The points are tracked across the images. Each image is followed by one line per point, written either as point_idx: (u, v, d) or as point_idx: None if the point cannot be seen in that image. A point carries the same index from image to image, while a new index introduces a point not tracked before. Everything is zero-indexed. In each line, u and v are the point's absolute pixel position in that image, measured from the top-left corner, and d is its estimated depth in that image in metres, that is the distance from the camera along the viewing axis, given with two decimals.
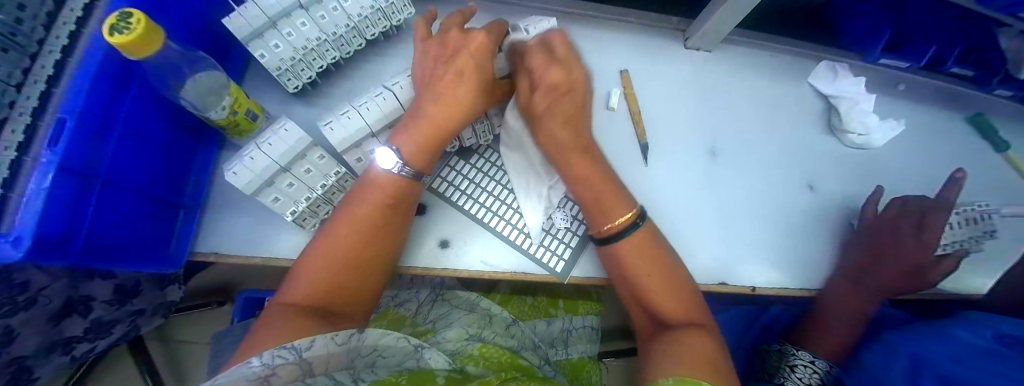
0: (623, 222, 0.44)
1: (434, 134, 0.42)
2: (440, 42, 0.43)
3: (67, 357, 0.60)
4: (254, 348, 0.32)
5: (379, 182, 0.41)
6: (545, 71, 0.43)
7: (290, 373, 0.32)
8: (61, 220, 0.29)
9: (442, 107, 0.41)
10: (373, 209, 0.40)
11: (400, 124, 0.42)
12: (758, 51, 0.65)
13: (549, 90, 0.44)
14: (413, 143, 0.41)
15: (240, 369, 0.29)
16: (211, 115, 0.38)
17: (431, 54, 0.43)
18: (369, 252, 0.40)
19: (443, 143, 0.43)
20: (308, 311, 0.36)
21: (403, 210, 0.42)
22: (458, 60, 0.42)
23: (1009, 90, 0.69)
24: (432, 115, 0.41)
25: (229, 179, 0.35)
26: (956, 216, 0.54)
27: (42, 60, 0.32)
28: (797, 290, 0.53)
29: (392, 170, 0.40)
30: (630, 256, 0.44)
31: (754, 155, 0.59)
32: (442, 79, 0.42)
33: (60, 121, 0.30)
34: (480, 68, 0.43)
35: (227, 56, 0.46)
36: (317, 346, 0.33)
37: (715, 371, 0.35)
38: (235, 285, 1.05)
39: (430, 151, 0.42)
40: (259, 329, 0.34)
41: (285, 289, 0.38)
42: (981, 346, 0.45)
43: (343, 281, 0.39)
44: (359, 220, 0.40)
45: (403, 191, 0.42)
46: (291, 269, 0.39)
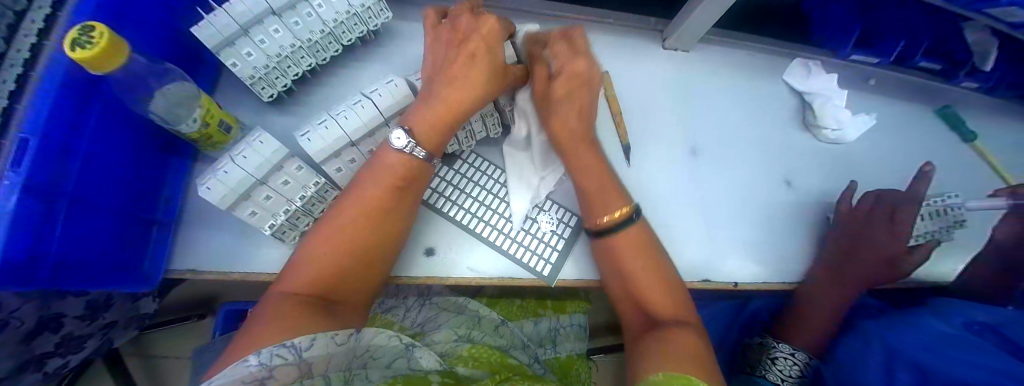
0: (618, 218, 0.45)
1: (446, 116, 0.42)
2: (451, 27, 0.45)
3: (38, 373, 0.57)
4: (245, 348, 0.31)
5: (389, 163, 0.41)
6: (568, 62, 0.47)
7: (290, 374, 0.29)
8: (22, 243, 0.28)
9: (454, 90, 0.42)
10: (374, 198, 0.40)
11: (416, 105, 0.42)
12: (737, 50, 0.66)
13: (571, 78, 0.47)
14: (424, 123, 0.41)
15: (239, 368, 0.28)
16: (182, 128, 0.37)
17: (443, 40, 0.44)
18: (376, 235, 0.40)
19: (455, 125, 0.43)
20: (305, 306, 0.35)
21: (412, 192, 0.42)
22: (470, 43, 0.43)
23: (975, 82, 0.71)
24: (449, 97, 0.42)
25: (201, 194, 0.34)
26: (926, 207, 0.56)
27: (5, 74, 0.32)
28: (776, 284, 0.54)
29: (403, 150, 0.40)
30: (626, 248, 0.44)
31: (733, 151, 0.60)
32: (454, 63, 0.43)
33: (23, 142, 0.29)
34: (493, 53, 0.43)
35: (201, 62, 0.45)
36: (317, 346, 0.33)
37: (700, 362, 0.36)
38: (217, 297, 1.03)
39: (441, 132, 0.42)
40: (251, 328, 0.33)
41: (286, 277, 0.37)
42: (949, 333, 0.48)
43: (348, 266, 0.39)
44: (368, 203, 0.40)
45: (413, 172, 0.42)
46: (292, 257, 0.39)
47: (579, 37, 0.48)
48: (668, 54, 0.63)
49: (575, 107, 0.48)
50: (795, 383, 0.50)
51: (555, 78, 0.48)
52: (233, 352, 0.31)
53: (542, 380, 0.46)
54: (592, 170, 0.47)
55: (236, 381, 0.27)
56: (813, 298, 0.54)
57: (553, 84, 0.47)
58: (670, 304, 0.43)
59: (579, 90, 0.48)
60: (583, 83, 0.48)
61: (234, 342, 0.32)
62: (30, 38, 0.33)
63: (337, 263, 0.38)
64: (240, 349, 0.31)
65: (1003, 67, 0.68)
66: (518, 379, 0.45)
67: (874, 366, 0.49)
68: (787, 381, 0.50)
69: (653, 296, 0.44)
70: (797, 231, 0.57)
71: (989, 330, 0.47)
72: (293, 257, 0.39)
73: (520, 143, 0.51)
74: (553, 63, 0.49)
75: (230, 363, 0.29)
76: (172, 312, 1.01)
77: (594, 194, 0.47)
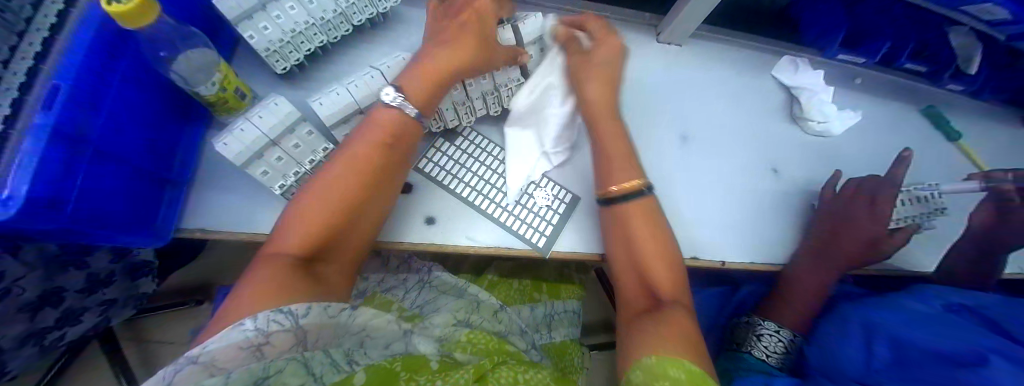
0: (629, 187, 0.47)
1: (435, 76, 0.45)
2: (446, 7, 0.50)
3: (37, 347, 0.60)
4: (238, 313, 0.32)
5: (379, 123, 0.43)
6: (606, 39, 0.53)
7: (285, 341, 0.32)
8: (53, 181, 0.30)
9: (449, 55, 0.46)
10: (362, 159, 0.41)
11: (407, 67, 0.46)
12: (727, 46, 0.69)
13: (611, 49, 0.53)
14: (415, 82, 0.44)
15: (236, 332, 0.30)
16: (200, 90, 0.39)
17: (436, 17, 0.50)
18: (363, 195, 0.41)
19: (443, 87, 0.46)
20: (294, 268, 0.36)
21: (398, 151, 0.44)
22: (464, 13, 0.48)
23: (959, 84, 0.74)
24: (438, 60, 0.46)
25: (218, 148, 0.37)
26: (903, 195, 0.59)
27: (31, 38, 0.33)
28: (763, 264, 0.56)
29: (392, 106, 0.43)
30: (635, 219, 0.47)
31: (722, 138, 0.62)
32: (448, 28, 0.48)
33: (54, 88, 0.31)
34: (482, 24, 0.48)
35: (218, 34, 0.48)
36: (313, 314, 0.34)
37: (693, 346, 0.38)
38: (214, 283, 1.04)
39: (429, 92, 0.45)
40: (241, 291, 0.34)
41: (275, 240, 0.39)
42: (930, 312, 0.50)
43: (336, 226, 0.40)
44: (357, 164, 0.41)
45: (400, 131, 0.43)
46: (281, 219, 0.40)
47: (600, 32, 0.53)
48: (663, 48, 0.66)
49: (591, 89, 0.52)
50: (779, 359, 0.52)
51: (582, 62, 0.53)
52: (224, 314, 0.32)
53: (537, 367, 0.48)
54: (602, 154, 0.50)
55: (235, 347, 0.29)
56: (797, 281, 0.56)
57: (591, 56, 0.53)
58: (671, 283, 0.45)
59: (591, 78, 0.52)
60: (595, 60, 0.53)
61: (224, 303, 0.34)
62: (56, 4, 0.35)
63: (325, 222, 0.39)
64: (232, 310, 0.32)
65: (986, 71, 0.70)
66: (512, 364, 0.47)
67: (853, 338, 0.51)
68: (772, 357, 0.52)
69: (652, 277, 0.45)
70: (782, 215, 0.59)
71: (967, 310, 0.49)
72: (282, 217, 0.40)
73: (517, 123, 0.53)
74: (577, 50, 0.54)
75: (226, 326, 0.31)
76: (173, 296, 1.02)
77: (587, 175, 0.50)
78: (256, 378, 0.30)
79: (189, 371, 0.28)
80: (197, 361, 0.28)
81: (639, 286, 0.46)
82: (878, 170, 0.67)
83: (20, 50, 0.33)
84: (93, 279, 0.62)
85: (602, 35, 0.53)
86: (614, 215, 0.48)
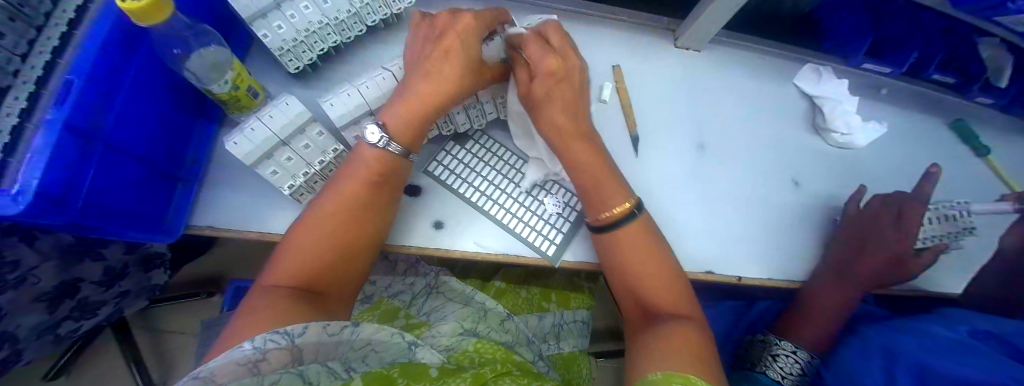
0: (622, 211, 0.45)
1: (422, 109, 0.42)
2: (430, 24, 0.45)
3: (53, 336, 0.60)
4: (236, 340, 0.32)
5: (365, 159, 0.42)
6: (542, 58, 0.46)
7: (280, 360, 0.32)
8: (63, 176, 0.30)
9: (431, 84, 0.42)
10: (352, 193, 0.41)
11: (394, 97, 0.43)
12: (745, 52, 0.67)
13: (547, 76, 0.46)
14: (401, 117, 0.42)
15: (234, 352, 0.30)
16: (213, 89, 0.38)
17: (421, 33, 0.45)
18: (354, 229, 0.41)
19: (431, 118, 0.43)
20: (293, 297, 0.36)
21: (391, 186, 0.43)
22: (444, 40, 0.43)
23: (989, 98, 0.71)
24: (421, 91, 0.42)
25: (229, 148, 0.36)
26: (931, 212, 0.56)
27: (49, 32, 0.33)
28: (781, 280, 0.54)
29: (376, 144, 0.41)
30: (627, 238, 0.45)
31: (741, 150, 0.60)
32: (429, 58, 0.43)
33: (68, 83, 0.31)
34: (466, 47, 0.43)
35: (233, 31, 0.47)
36: (309, 333, 0.34)
37: (700, 358, 0.37)
38: (225, 276, 1.05)
39: (417, 126, 0.43)
40: (241, 318, 0.34)
41: (269, 275, 0.39)
42: (954, 339, 0.47)
43: (331, 260, 0.40)
44: (348, 197, 0.41)
45: (390, 168, 0.42)
46: (274, 254, 0.40)
47: (539, 50, 0.47)
48: (680, 53, 0.64)
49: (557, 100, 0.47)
50: (795, 380, 0.51)
51: (530, 89, 0.47)
52: (223, 342, 0.33)
53: (541, 378, 0.47)
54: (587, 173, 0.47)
55: (230, 364, 0.30)
56: (817, 296, 0.54)
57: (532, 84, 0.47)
58: (670, 295, 0.44)
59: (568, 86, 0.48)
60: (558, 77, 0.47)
61: (224, 332, 0.34)
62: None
63: (315, 256, 0.39)
64: (231, 337, 0.33)
65: (1017, 85, 0.67)
66: (517, 375, 0.46)
67: (875, 364, 0.48)
68: (787, 379, 0.50)
69: (650, 297, 0.44)
70: (802, 230, 0.57)
71: (993, 338, 0.46)
72: (280, 248, 0.40)
73: (529, 128, 0.52)
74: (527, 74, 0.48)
75: (227, 348, 0.31)
76: (183, 287, 1.04)
77: (590, 193, 0.46)
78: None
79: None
80: (196, 376, 0.28)
81: (637, 304, 0.45)
82: (906, 185, 0.65)
83: (38, 44, 0.32)
84: (109, 272, 0.63)
85: (538, 53, 0.47)
86: (603, 241, 0.46)
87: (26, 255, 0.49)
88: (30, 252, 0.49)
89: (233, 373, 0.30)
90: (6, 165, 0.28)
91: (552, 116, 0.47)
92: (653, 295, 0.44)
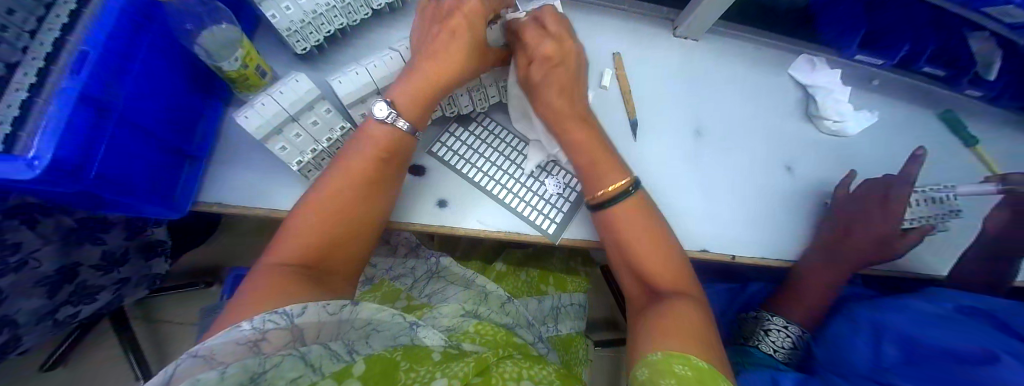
0: (618, 188, 0.46)
1: (428, 87, 0.44)
2: (436, 5, 0.46)
3: (50, 320, 0.60)
4: (235, 319, 0.32)
5: (373, 136, 0.43)
6: (539, 45, 0.47)
7: (280, 339, 0.32)
8: (78, 145, 0.30)
9: (435, 65, 0.44)
10: (358, 170, 0.42)
11: (400, 77, 0.44)
12: (740, 42, 0.69)
13: (543, 62, 0.47)
14: (406, 95, 0.43)
15: (232, 331, 0.30)
16: (224, 66, 0.39)
17: (427, 16, 0.46)
18: (359, 206, 0.42)
19: (437, 98, 0.45)
20: (292, 276, 0.37)
21: (396, 163, 0.44)
22: (452, 20, 0.44)
23: (979, 90, 0.73)
24: (430, 69, 0.44)
25: (240, 121, 0.38)
26: (917, 195, 0.58)
27: (58, 10, 0.34)
28: (773, 260, 0.56)
29: (387, 121, 0.42)
30: (624, 216, 0.46)
31: (736, 136, 0.62)
32: (436, 38, 0.44)
33: (83, 53, 0.32)
34: (474, 29, 0.44)
35: (241, 14, 0.48)
36: (309, 313, 0.34)
37: (697, 337, 0.38)
38: (225, 266, 1.06)
39: (423, 103, 0.44)
40: (240, 299, 0.35)
41: (273, 251, 0.39)
42: (943, 314, 0.49)
43: (335, 236, 0.41)
44: (354, 174, 0.42)
45: (397, 145, 0.43)
46: (279, 231, 0.41)
47: (536, 36, 0.48)
48: (678, 42, 0.65)
49: (554, 88, 0.48)
50: (786, 354, 0.52)
51: (527, 73, 0.49)
52: (222, 321, 0.33)
53: (542, 362, 0.49)
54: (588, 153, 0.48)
55: (230, 343, 0.30)
56: (805, 279, 0.56)
57: (530, 70, 0.48)
58: (670, 276, 0.45)
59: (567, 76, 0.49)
60: (554, 63, 0.47)
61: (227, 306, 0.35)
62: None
63: (320, 233, 0.40)
64: (233, 314, 0.33)
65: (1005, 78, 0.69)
66: (518, 359, 0.48)
67: (861, 340, 0.51)
68: (779, 352, 0.52)
69: (649, 279, 0.45)
70: (793, 212, 0.59)
71: (982, 313, 0.48)
72: (285, 226, 0.40)
73: (531, 110, 0.53)
74: (525, 62, 0.49)
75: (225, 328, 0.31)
76: (182, 277, 1.04)
77: (589, 172, 0.48)
78: (253, 374, 0.30)
79: (189, 364, 0.28)
80: (195, 355, 0.28)
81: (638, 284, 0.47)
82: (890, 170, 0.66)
83: (46, 21, 0.34)
84: (110, 256, 0.64)
85: (535, 40, 0.47)
86: (604, 219, 0.47)
87: (29, 239, 0.50)
88: (33, 236, 0.50)
89: (235, 353, 0.30)
90: (16, 140, 0.28)
91: (549, 100, 0.48)
92: (649, 276, 0.45)
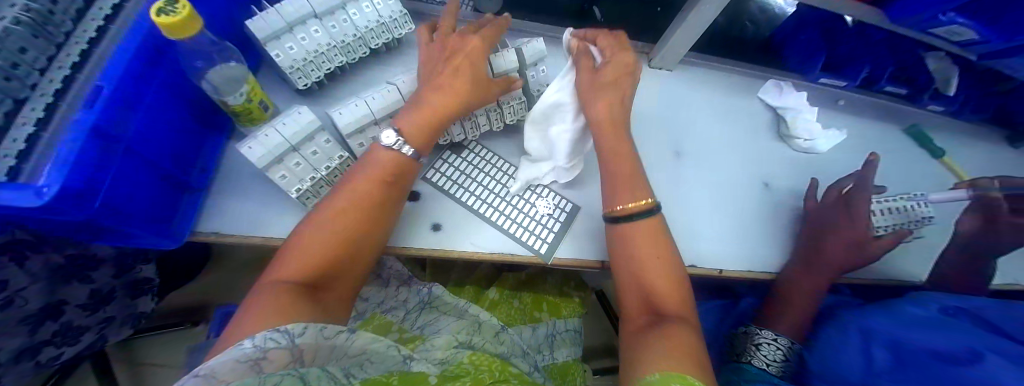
0: (642, 205, 0.48)
1: (433, 116, 0.46)
2: (440, 45, 0.50)
3: (31, 363, 0.56)
4: (235, 338, 0.32)
5: (383, 157, 0.45)
6: (614, 54, 0.53)
7: (280, 358, 0.32)
8: (85, 176, 0.32)
9: (441, 94, 0.47)
10: (367, 189, 0.43)
11: (405, 109, 0.47)
12: (714, 70, 0.74)
13: (617, 66, 0.52)
14: (415, 122, 0.46)
15: (234, 350, 0.30)
16: (229, 100, 0.42)
17: (433, 56, 0.50)
18: (365, 222, 0.43)
19: (442, 127, 0.48)
20: (297, 292, 0.37)
21: (402, 182, 0.46)
22: (455, 59, 0.48)
23: (939, 104, 0.78)
24: (436, 103, 0.46)
25: (244, 152, 0.40)
26: (879, 205, 0.60)
27: (69, 49, 0.36)
28: (759, 273, 0.58)
29: (393, 147, 0.45)
30: (640, 235, 0.47)
31: (714, 156, 0.65)
32: (440, 74, 0.48)
33: (98, 89, 0.34)
34: (476, 67, 0.49)
35: (247, 51, 0.52)
36: (308, 334, 0.34)
37: (694, 355, 0.39)
38: (213, 304, 1.03)
39: (429, 132, 0.47)
40: (241, 318, 0.35)
41: (276, 268, 0.40)
42: (927, 316, 0.51)
43: (339, 253, 0.42)
44: (362, 192, 0.43)
45: (405, 166, 0.46)
46: (281, 248, 0.41)
47: (614, 46, 0.54)
48: (655, 72, 0.70)
49: (601, 95, 0.51)
50: (780, 367, 0.52)
51: (592, 76, 0.53)
52: (225, 339, 0.33)
53: None
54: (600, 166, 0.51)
55: (230, 361, 0.29)
56: (791, 285, 0.57)
57: (601, 73, 0.52)
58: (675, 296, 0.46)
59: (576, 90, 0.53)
60: (626, 70, 0.53)
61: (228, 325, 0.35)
62: (96, 21, 0.38)
63: (328, 249, 0.41)
64: (234, 334, 0.33)
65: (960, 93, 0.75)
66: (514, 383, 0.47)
67: (849, 346, 0.52)
68: (772, 366, 0.52)
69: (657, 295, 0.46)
70: (768, 224, 0.61)
71: (965, 312, 0.50)
72: (288, 243, 0.41)
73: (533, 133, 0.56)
74: (589, 68, 0.53)
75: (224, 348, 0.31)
76: (168, 317, 1.01)
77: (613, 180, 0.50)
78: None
79: (190, 384, 0.28)
80: (197, 374, 0.28)
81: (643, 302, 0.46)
82: (851, 168, 0.70)
83: (58, 60, 0.36)
84: (95, 295, 0.62)
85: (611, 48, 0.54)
86: (620, 234, 0.48)
87: (15, 276, 0.48)
88: (20, 273, 0.49)
89: (237, 372, 0.30)
90: (20, 171, 0.30)
91: (598, 100, 0.51)
92: (652, 287, 0.46)
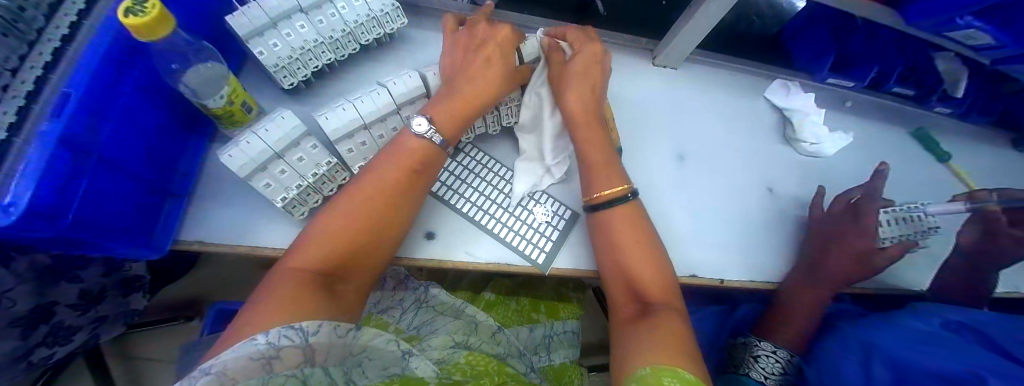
0: (618, 193, 0.47)
1: (464, 109, 0.47)
2: (468, 35, 0.50)
3: (24, 363, 0.54)
4: (246, 330, 0.31)
5: (410, 148, 0.44)
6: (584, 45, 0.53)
7: (291, 358, 0.31)
8: (53, 191, 0.29)
9: (471, 86, 0.48)
10: (391, 181, 0.43)
11: (435, 99, 0.47)
12: (719, 70, 0.71)
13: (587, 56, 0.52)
14: (445, 115, 0.46)
15: (247, 345, 0.29)
16: (208, 103, 0.39)
17: (460, 44, 0.50)
18: (386, 216, 0.42)
19: (470, 118, 0.48)
20: (314, 284, 0.36)
21: (425, 177, 0.45)
22: (485, 48, 0.49)
23: (948, 107, 0.76)
24: (466, 92, 0.47)
25: (223, 160, 0.38)
26: (887, 215, 0.59)
27: (42, 47, 0.33)
28: (760, 283, 0.57)
29: (423, 136, 0.44)
30: (618, 225, 0.47)
31: (718, 159, 0.64)
32: (472, 63, 0.48)
33: (65, 95, 0.31)
34: (506, 57, 0.50)
35: (228, 48, 0.49)
36: (322, 333, 0.34)
37: (681, 346, 0.37)
38: (208, 298, 1.02)
39: (458, 123, 0.47)
40: (253, 307, 0.34)
41: (292, 256, 0.39)
42: (929, 331, 0.51)
43: (357, 246, 0.41)
44: (385, 184, 0.42)
45: (429, 160, 0.45)
46: (299, 237, 0.40)
47: (581, 38, 0.54)
48: (658, 70, 0.68)
49: (578, 90, 0.51)
50: (778, 381, 0.51)
51: (564, 66, 0.53)
52: (235, 329, 0.32)
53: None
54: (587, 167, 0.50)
55: (243, 358, 0.29)
56: (793, 300, 0.55)
57: (571, 63, 0.52)
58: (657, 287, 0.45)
59: (579, 85, 0.51)
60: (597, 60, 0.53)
61: (240, 314, 0.34)
62: (69, 16, 0.35)
63: (350, 239, 0.40)
64: (246, 325, 0.32)
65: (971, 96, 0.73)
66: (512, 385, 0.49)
67: (850, 363, 0.51)
68: (770, 379, 0.50)
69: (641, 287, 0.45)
70: (770, 232, 0.60)
71: (969, 329, 0.50)
72: (306, 232, 0.40)
73: (528, 131, 0.55)
74: (560, 60, 0.54)
75: (235, 341, 0.30)
76: (161, 311, 1.00)
77: (592, 184, 0.49)
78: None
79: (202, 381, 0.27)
80: (209, 372, 0.28)
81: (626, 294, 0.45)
82: (857, 180, 0.68)
83: (30, 59, 0.33)
84: (87, 294, 0.60)
85: (581, 40, 0.54)
86: (595, 224, 0.48)
87: (2, 278, 0.45)
88: (7, 274, 0.45)
89: (246, 368, 0.29)
90: None
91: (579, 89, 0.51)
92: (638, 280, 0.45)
